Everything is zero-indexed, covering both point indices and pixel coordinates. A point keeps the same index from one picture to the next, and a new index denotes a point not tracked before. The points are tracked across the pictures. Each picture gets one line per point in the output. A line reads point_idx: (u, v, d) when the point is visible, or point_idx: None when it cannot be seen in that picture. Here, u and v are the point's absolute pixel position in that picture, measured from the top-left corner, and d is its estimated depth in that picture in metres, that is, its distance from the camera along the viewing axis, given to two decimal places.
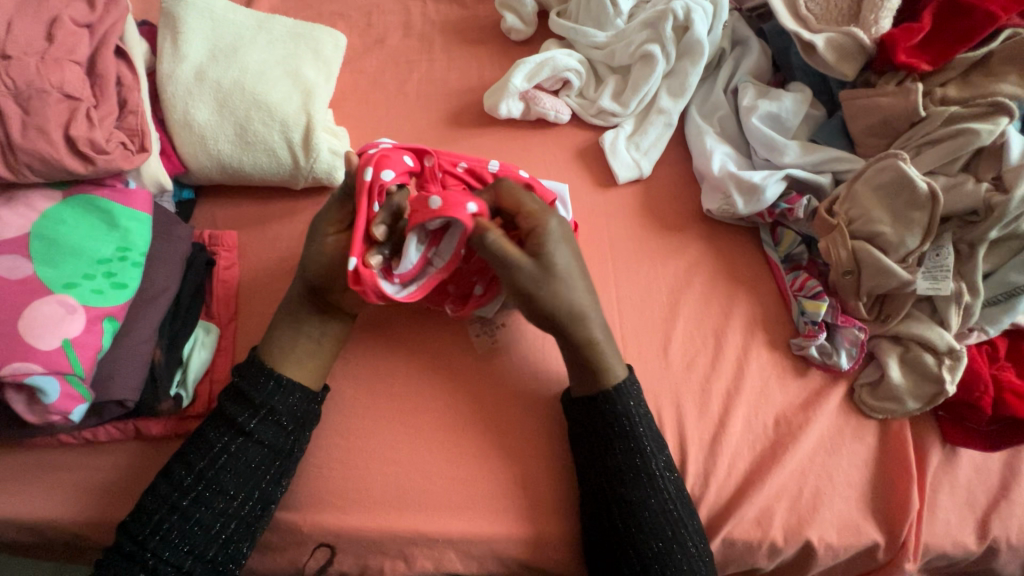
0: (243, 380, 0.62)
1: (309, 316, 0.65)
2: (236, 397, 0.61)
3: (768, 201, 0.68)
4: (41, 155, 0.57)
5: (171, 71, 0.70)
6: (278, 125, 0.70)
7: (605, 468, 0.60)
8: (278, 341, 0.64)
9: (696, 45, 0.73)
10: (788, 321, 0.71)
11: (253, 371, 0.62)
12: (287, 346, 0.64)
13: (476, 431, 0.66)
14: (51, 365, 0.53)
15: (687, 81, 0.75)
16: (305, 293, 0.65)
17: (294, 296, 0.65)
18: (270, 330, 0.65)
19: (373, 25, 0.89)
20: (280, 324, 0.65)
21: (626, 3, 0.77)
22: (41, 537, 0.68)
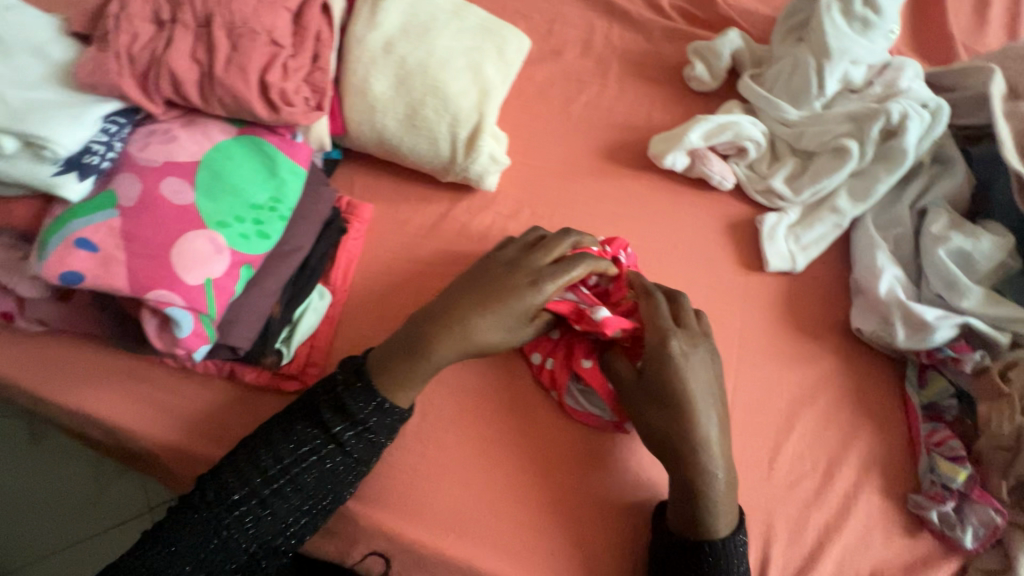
0: (346, 384, 0.60)
1: (447, 356, 0.61)
2: (336, 404, 0.60)
3: (933, 343, 0.62)
4: (234, 93, 0.57)
5: (363, 35, 0.70)
6: (449, 117, 0.69)
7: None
8: (417, 372, 0.60)
9: (898, 156, 0.67)
10: (909, 471, 0.65)
11: (355, 386, 0.60)
12: (415, 376, 0.60)
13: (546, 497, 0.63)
14: (190, 300, 0.53)
15: (875, 188, 0.69)
16: (453, 333, 0.61)
17: (442, 332, 0.61)
18: (401, 360, 0.60)
19: (553, 34, 0.87)
20: (415, 355, 0.60)
21: (834, 87, 0.71)
22: (117, 441, 0.71)
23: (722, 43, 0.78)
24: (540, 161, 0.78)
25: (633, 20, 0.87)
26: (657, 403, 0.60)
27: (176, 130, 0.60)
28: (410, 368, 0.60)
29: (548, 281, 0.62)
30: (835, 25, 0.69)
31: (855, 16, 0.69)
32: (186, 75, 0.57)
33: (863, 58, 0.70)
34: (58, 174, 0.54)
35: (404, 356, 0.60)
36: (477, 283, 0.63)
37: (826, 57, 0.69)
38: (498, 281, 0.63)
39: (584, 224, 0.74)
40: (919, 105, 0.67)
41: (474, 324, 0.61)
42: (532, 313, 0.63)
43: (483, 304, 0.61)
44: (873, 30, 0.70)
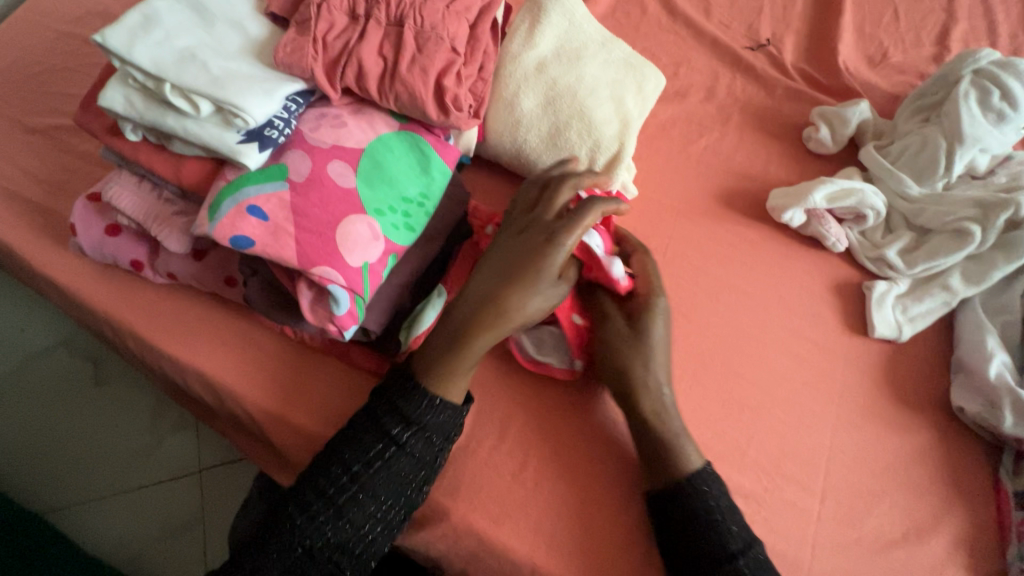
0: (396, 387, 0.61)
1: (486, 341, 0.61)
2: (391, 406, 0.59)
3: None
4: (412, 91, 0.60)
5: (519, 53, 0.73)
6: (590, 142, 0.71)
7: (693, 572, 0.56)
8: (462, 360, 0.61)
9: (1019, 247, 0.69)
10: (998, 555, 0.65)
11: (408, 387, 0.60)
12: (461, 369, 0.61)
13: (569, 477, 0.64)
14: (349, 281, 0.56)
15: (990, 274, 0.71)
16: (488, 318, 0.61)
17: (479, 322, 0.61)
18: (445, 359, 0.61)
19: (678, 76, 0.90)
20: (459, 350, 0.61)
21: (960, 170, 0.73)
22: (218, 401, 0.73)
23: (850, 111, 0.80)
24: (658, 196, 0.81)
25: (758, 75, 0.90)
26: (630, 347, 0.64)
27: (346, 116, 0.63)
28: (457, 360, 0.61)
29: (561, 237, 0.61)
30: (971, 113, 0.71)
31: (992, 108, 0.71)
32: (371, 69, 0.60)
33: (993, 148, 0.73)
34: (242, 143, 0.57)
35: (449, 349, 0.61)
36: (503, 261, 0.62)
37: (959, 141, 0.72)
38: (521, 251, 0.62)
39: (695, 262, 0.77)
40: None
41: (508, 302, 0.61)
42: (558, 272, 0.62)
43: (512, 280, 0.61)
44: (1007, 123, 0.72)
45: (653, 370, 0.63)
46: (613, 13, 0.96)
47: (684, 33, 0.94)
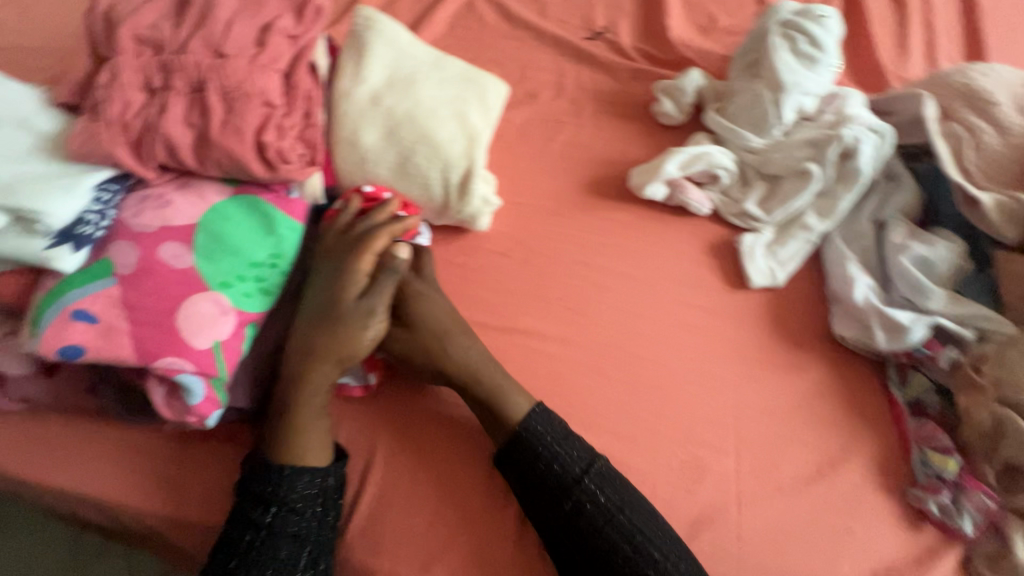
0: (252, 472, 0.60)
1: (320, 386, 0.61)
2: (252, 495, 0.59)
3: (912, 343, 0.66)
4: (230, 154, 0.58)
5: (350, 90, 0.72)
6: (439, 163, 0.71)
7: (545, 499, 0.60)
8: (302, 413, 0.61)
9: (854, 174, 0.74)
10: (904, 465, 0.68)
11: (259, 469, 0.60)
12: (307, 426, 0.61)
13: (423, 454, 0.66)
14: (200, 364, 0.53)
15: (837, 205, 0.75)
16: (308, 362, 0.61)
17: (302, 371, 0.61)
18: (287, 424, 0.61)
19: (526, 78, 0.92)
20: (297, 409, 0.61)
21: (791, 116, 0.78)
22: (111, 519, 0.67)
23: (686, 81, 0.84)
24: (527, 199, 0.81)
25: (600, 62, 0.93)
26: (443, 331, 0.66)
27: (171, 194, 0.60)
28: (297, 415, 0.61)
29: (351, 261, 0.63)
30: (784, 62, 0.76)
31: (802, 54, 0.76)
32: (181, 140, 0.57)
33: (813, 90, 0.77)
34: (51, 247, 0.53)
35: (287, 410, 0.61)
36: (310, 306, 0.63)
37: (781, 91, 0.76)
38: (323, 291, 0.64)
39: (575, 256, 0.78)
40: (868, 129, 0.74)
41: (322, 342, 0.61)
42: (357, 292, 0.63)
43: (322, 320, 0.62)
44: (819, 65, 0.77)
45: (449, 342, 0.66)
46: (453, 29, 0.97)
47: (525, 35, 0.96)
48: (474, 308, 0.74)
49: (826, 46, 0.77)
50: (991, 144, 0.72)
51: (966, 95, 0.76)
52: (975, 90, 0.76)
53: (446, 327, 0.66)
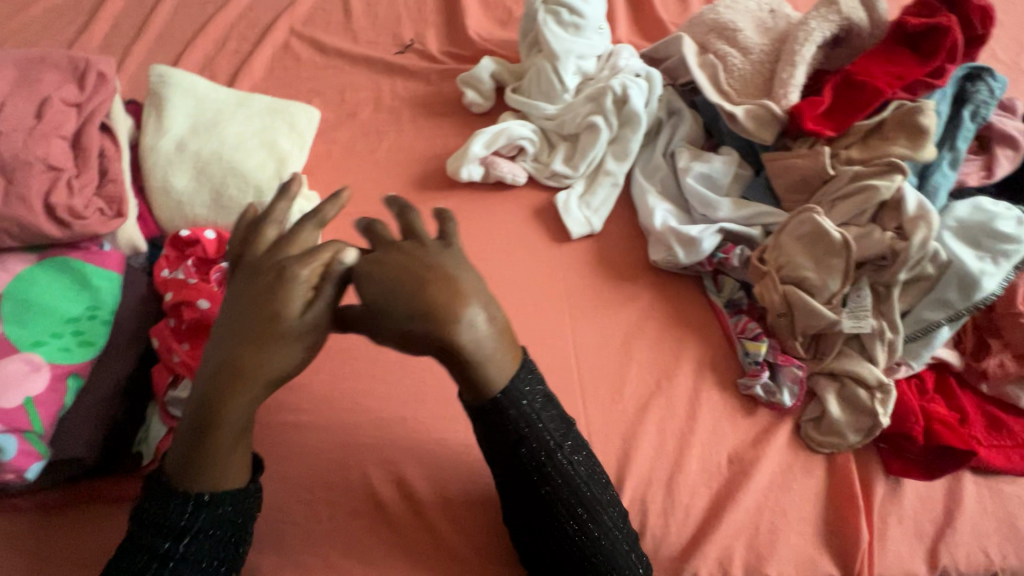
0: (151, 500, 0.51)
1: (236, 411, 0.48)
2: (156, 523, 0.50)
3: (706, 251, 0.74)
4: (20, 221, 0.61)
5: (154, 143, 0.76)
6: (252, 190, 0.75)
7: (510, 450, 0.54)
8: (215, 450, 0.49)
9: (632, 117, 0.82)
10: (734, 361, 0.75)
11: (162, 496, 0.50)
12: (221, 452, 0.49)
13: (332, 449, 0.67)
14: (10, 422, 0.56)
15: (628, 146, 0.83)
16: (226, 379, 0.47)
17: (216, 389, 0.47)
18: (191, 451, 0.49)
19: (346, 100, 0.98)
20: (213, 442, 0.49)
21: (573, 80, 0.86)
22: None
23: (482, 70, 0.92)
24: (359, 207, 0.86)
25: (412, 72, 1.00)
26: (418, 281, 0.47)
27: None
28: (209, 444, 0.49)
29: (291, 267, 0.47)
30: (553, 34, 0.84)
31: (567, 22, 0.84)
32: None
33: (586, 53, 0.86)
34: None
35: (191, 442, 0.49)
36: (243, 314, 0.47)
37: (556, 60, 0.84)
38: (249, 299, 0.47)
39: None
40: (634, 76, 0.83)
41: (256, 365, 0.47)
42: (302, 304, 0.47)
43: (236, 337, 0.47)
44: (585, 30, 0.86)
45: (466, 302, 0.47)
46: (272, 71, 1.03)
47: (340, 62, 1.03)
48: None
49: (587, 11, 0.85)
50: (737, 65, 0.81)
51: (716, 28, 0.85)
52: (721, 22, 0.84)
53: (411, 287, 0.46)
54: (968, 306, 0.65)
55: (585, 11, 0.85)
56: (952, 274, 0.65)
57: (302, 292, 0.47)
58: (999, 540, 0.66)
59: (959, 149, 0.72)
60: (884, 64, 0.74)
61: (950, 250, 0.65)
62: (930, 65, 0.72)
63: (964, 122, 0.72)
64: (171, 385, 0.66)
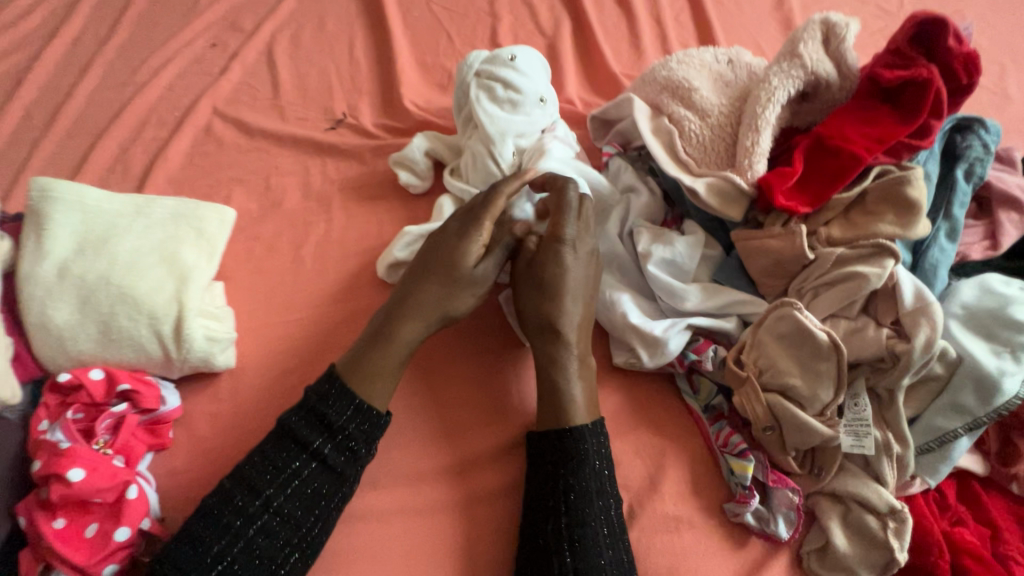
0: (318, 405, 0.60)
1: (405, 335, 0.65)
2: (307, 424, 0.60)
3: (673, 353, 0.63)
4: None
5: (32, 270, 0.66)
6: (146, 319, 0.65)
7: (552, 467, 0.61)
8: (374, 373, 0.63)
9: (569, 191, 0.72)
10: (719, 479, 0.64)
11: (326, 393, 0.61)
12: (383, 375, 0.63)
13: (403, 508, 0.63)
14: None
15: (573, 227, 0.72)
16: (410, 312, 0.66)
17: (401, 317, 0.65)
18: (359, 349, 0.64)
19: (271, 187, 0.88)
20: (374, 338, 0.65)
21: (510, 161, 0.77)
22: None
23: (415, 147, 0.84)
24: (282, 316, 0.76)
25: (343, 150, 0.91)
26: (538, 290, 0.67)
27: None
28: (373, 363, 0.63)
29: (474, 231, 0.68)
30: (486, 114, 0.76)
31: (503, 99, 0.77)
32: None
33: (526, 131, 0.78)
34: None
35: (361, 354, 0.64)
36: (425, 262, 0.69)
37: (492, 143, 0.76)
38: (438, 248, 0.69)
39: None
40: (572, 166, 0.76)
41: (419, 294, 0.66)
42: (474, 259, 0.67)
43: (427, 276, 0.67)
44: (523, 106, 0.78)
45: (570, 289, 0.66)
46: (191, 158, 0.93)
47: (266, 144, 0.94)
48: (234, 457, 0.66)
49: (524, 86, 0.78)
50: (694, 130, 0.72)
51: (669, 87, 0.76)
52: (674, 80, 0.75)
53: (536, 296, 0.67)
54: (988, 413, 0.54)
55: (521, 87, 0.77)
56: (965, 374, 0.55)
57: (475, 254, 0.67)
58: None
59: (957, 217, 0.62)
60: (859, 124, 0.64)
61: (960, 345, 0.55)
62: (912, 124, 0.62)
63: (957, 185, 0.63)
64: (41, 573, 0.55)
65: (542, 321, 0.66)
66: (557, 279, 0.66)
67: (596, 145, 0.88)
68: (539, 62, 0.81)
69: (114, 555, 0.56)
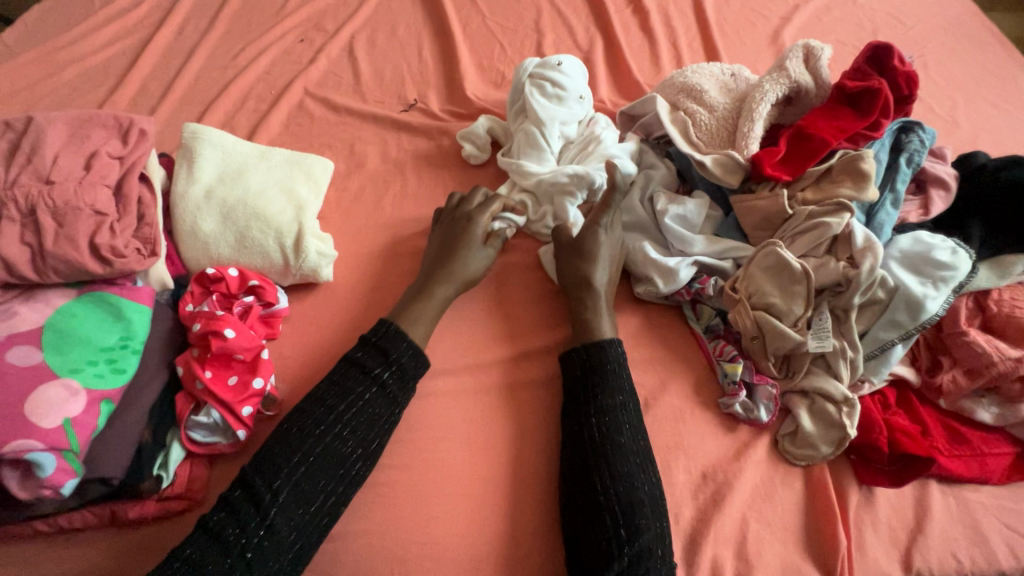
0: (372, 346, 0.74)
1: (440, 294, 0.81)
2: (370, 352, 0.74)
3: (683, 281, 0.82)
4: (67, 260, 0.67)
5: (185, 191, 0.84)
6: (273, 233, 0.83)
7: (586, 399, 0.73)
8: (414, 315, 0.79)
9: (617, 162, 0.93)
10: (715, 382, 0.81)
11: (381, 335, 0.75)
12: (427, 311, 0.80)
13: (453, 429, 0.75)
14: (49, 441, 0.59)
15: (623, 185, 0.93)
16: (438, 279, 0.82)
17: (435, 284, 0.82)
18: (407, 301, 0.80)
19: (356, 152, 1.07)
20: (416, 295, 0.81)
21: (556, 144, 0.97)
22: None
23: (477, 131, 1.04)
24: (367, 249, 0.94)
25: (415, 127, 1.10)
26: (575, 256, 0.84)
27: (16, 306, 0.68)
28: (419, 311, 0.79)
29: (477, 217, 0.88)
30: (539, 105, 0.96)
31: (551, 95, 0.97)
32: (18, 258, 0.67)
33: (569, 120, 0.98)
34: None
35: (407, 303, 0.80)
36: (440, 251, 0.85)
37: (541, 125, 0.96)
38: (451, 232, 0.87)
39: None
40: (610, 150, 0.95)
41: (450, 263, 0.84)
42: (479, 236, 0.87)
43: (449, 254, 0.85)
44: (567, 101, 0.98)
45: (600, 259, 0.83)
46: (288, 127, 1.13)
47: (350, 120, 1.13)
48: (330, 348, 0.83)
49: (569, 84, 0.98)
50: (705, 120, 0.92)
51: (685, 89, 0.97)
52: (689, 84, 0.96)
53: (574, 258, 0.84)
54: (916, 326, 0.73)
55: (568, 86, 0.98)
56: (900, 298, 0.74)
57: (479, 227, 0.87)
58: (966, 544, 0.71)
59: (900, 191, 0.82)
60: (828, 119, 0.85)
61: (895, 277, 0.75)
62: (867, 120, 0.83)
63: (901, 167, 0.83)
64: (193, 410, 0.71)
65: (578, 278, 0.82)
66: (598, 251, 0.84)
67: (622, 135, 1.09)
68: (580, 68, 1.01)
69: (250, 402, 0.72)
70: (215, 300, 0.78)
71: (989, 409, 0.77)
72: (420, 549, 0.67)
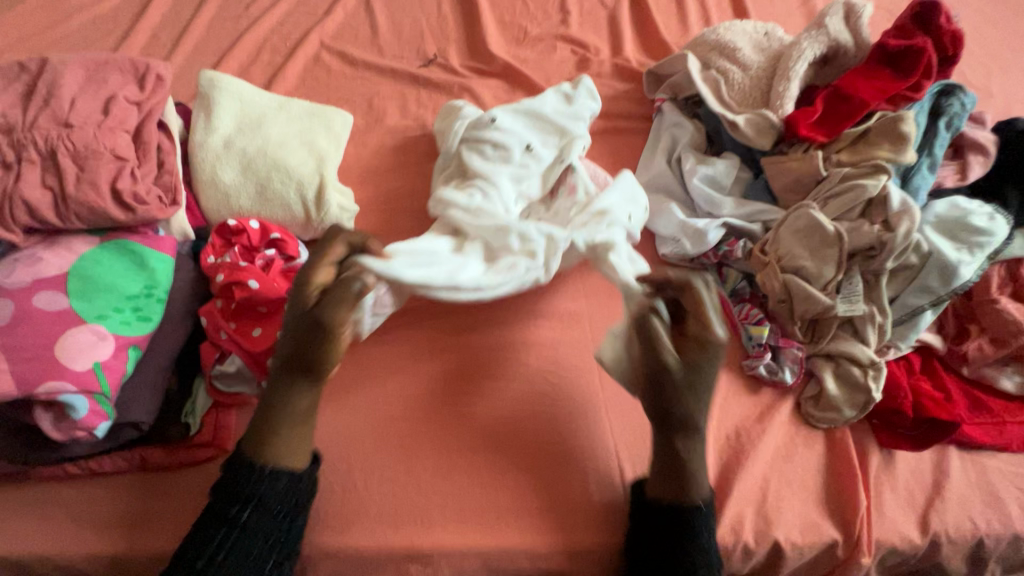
0: (232, 474, 0.60)
1: (302, 402, 0.62)
2: (222, 492, 0.59)
3: (711, 243, 0.81)
4: (89, 205, 0.66)
5: (203, 140, 0.83)
6: (295, 185, 0.81)
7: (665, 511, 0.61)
8: (276, 425, 0.61)
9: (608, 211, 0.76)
10: (738, 346, 0.80)
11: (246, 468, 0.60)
12: (306, 431, 0.63)
13: (430, 472, 0.69)
14: (82, 384, 0.59)
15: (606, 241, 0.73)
16: (302, 380, 0.61)
17: (290, 385, 0.61)
18: (261, 419, 0.62)
19: (374, 107, 1.05)
20: (270, 412, 0.61)
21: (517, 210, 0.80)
22: None
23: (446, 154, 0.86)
24: (388, 204, 0.92)
25: (435, 84, 1.07)
26: (687, 390, 0.60)
27: (40, 252, 0.67)
28: (280, 436, 0.61)
29: (334, 320, 0.58)
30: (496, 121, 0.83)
31: (495, 154, 0.81)
32: (40, 202, 0.65)
33: (521, 176, 0.81)
34: None
35: (266, 425, 0.61)
36: (295, 331, 0.59)
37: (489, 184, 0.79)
38: (308, 342, 0.59)
39: None
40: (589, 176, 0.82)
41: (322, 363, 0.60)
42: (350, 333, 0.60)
43: (311, 337, 0.59)
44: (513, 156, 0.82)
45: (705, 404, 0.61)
46: (304, 80, 1.10)
47: (368, 74, 1.10)
48: None
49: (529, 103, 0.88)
50: (737, 79, 0.90)
51: (717, 47, 0.94)
52: (722, 41, 0.93)
53: (680, 389, 0.60)
54: (948, 292, 0.72)
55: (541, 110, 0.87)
56: (933, 264, 0.72)
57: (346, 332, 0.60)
58: (982, 508, 0.72)
59: (937, 155, 0.80)
60: (867, 80, 0.83)
61: (930, 242, 0.73)
62: (907, 81, 0.81)
63: (939, 132, 0.81)
64: (217, 359, 0.71)
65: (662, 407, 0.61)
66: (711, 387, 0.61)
67: (648, 96, 1.05)
68: (555, 93, 0.91)
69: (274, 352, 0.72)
70: (236, 252, 0.77)
71: (1012, 377, 0.77)
72: (441, 515, 0.67)
